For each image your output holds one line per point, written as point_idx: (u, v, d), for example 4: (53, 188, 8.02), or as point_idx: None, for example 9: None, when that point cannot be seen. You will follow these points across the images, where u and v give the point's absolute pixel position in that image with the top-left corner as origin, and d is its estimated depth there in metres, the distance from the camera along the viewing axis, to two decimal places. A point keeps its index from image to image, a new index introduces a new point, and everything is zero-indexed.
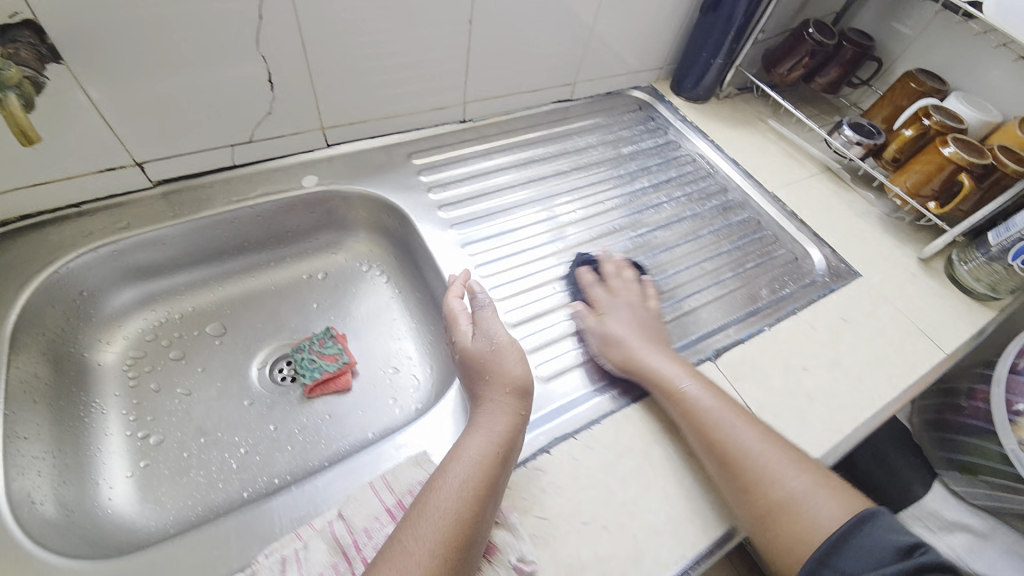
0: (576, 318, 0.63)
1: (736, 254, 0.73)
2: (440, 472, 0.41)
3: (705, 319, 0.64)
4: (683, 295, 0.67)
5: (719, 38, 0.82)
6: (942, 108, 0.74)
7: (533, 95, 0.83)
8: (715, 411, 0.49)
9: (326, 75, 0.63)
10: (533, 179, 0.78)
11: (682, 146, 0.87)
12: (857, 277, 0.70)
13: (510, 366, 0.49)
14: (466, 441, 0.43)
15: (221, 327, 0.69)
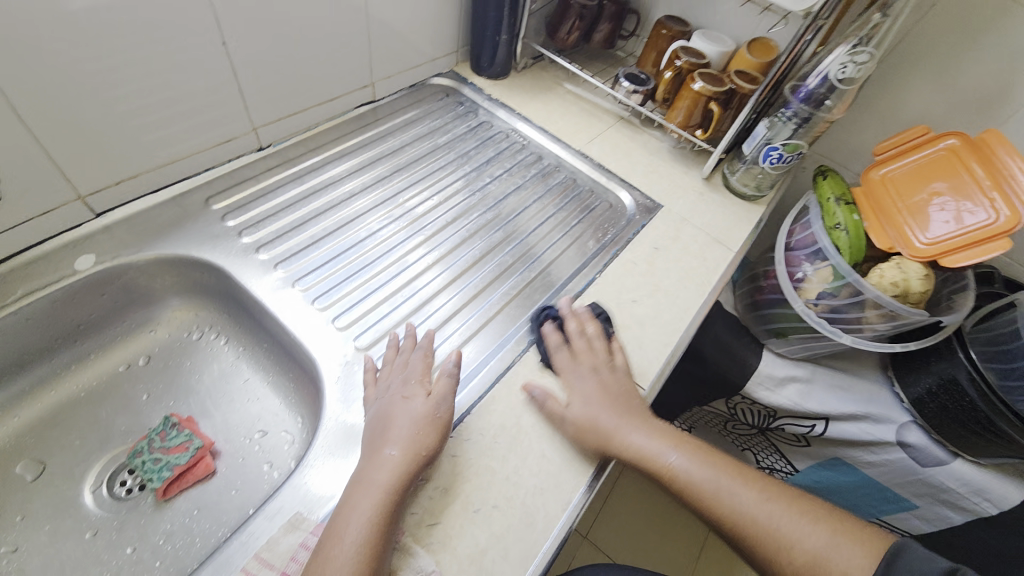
0: (434, 318, 0.63)
1: (562, 215, 0.79)
2: (334, 544, 0.40)
3: (547, 284, 0.69)
4: (523, 268, 0.71)
5: (497, 15, 0.85)
6: (688, 48, 0.86)
7: (331, 104, 0.78)
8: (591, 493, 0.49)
9: (64, 138, 0.53)
10: (353, 193, 0.74)
11: (495, 123, 0.90)
12: (658, 207, 0.81)
13: (428, 431, 0.48)
14: (362, 505, 0.42)
15: (36, 463, 0.57)
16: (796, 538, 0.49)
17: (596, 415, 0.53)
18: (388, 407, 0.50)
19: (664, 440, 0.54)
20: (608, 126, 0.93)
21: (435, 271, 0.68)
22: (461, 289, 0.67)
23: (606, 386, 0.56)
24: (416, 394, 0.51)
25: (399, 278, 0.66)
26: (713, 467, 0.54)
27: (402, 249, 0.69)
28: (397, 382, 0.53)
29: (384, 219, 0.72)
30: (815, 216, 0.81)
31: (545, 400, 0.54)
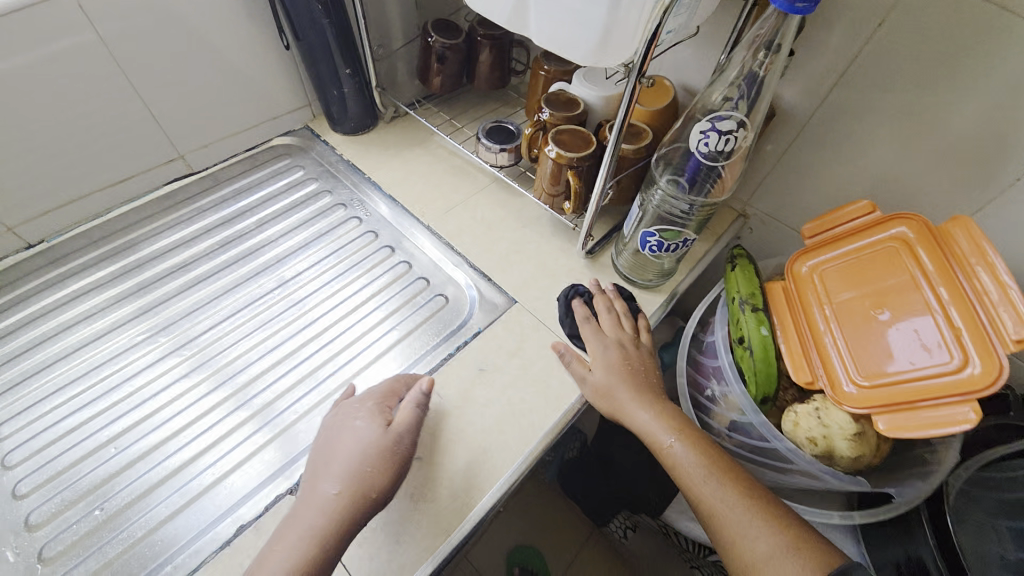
0: (173, 462, 0.51)
1: (391, 309, 0.64)
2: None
3: (322, 419, 0.55)
4: (331, 371, 0.59)
5: (327, 66, 0.71)
6: (558, 95, 0.67)
7: (123, 185, 0.68)
8: (624, 403, 0.52)
9: None
10: (154, 280, 0.65)
11: (337, 191, 0.76)
12: (510, 304, 0.63)
13: (354, 470, 0.44)
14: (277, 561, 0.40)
15: None
16: (745, 536, 0.45)
17: (613, 385, 0.53)
18: (324, 452, 0.47)
19: (666, 423, 0.51)
20: (477, 189, 0.75)
21: (245, 362, 0.59)
22: (201, 430, 0.53)
23: (629, 362, 0.55)
24: (348, 427, 0.48)
25: (151, 403, 0.55)
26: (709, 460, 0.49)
27: (206, 342, 0.60)
28: (327, 423, 0.50)
29: (153, 327, 0.61)
30: (722, 320, 0.60)
31: (571, 363, 0.56)
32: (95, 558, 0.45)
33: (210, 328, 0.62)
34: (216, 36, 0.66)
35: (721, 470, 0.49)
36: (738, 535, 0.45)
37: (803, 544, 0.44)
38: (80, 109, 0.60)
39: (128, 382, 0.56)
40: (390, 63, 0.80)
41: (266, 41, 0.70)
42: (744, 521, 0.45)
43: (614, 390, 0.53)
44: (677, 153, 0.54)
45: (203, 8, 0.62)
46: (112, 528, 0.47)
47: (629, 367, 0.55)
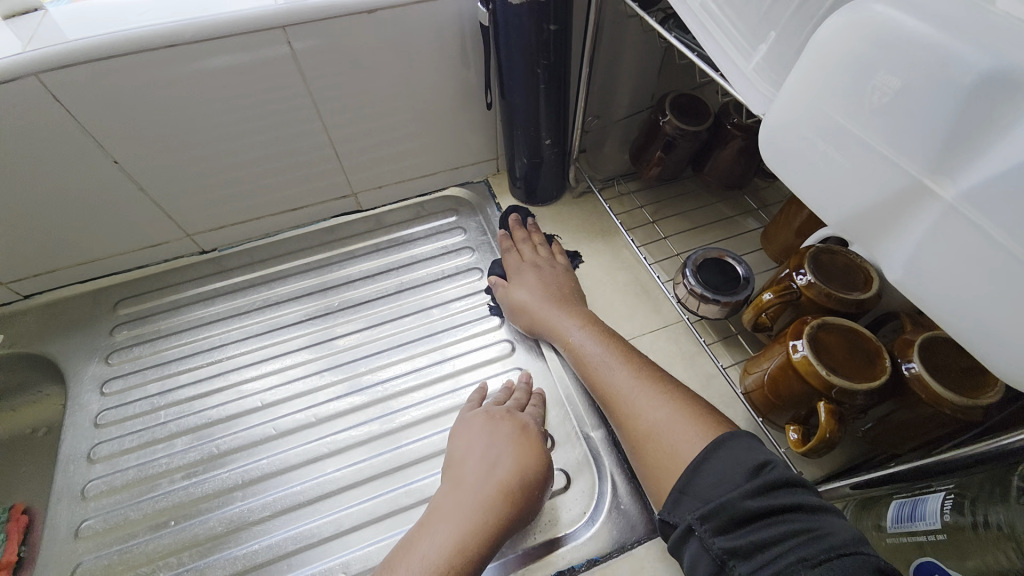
0: (249, 554, 0.45)
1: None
2: (408, 569, 0.36)
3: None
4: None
5: (527, 134, 0.59)
6: (837, 254, 0.43)
7: (295, 213, 0.67)
8: (549, 315, 0.53)
9: None
10: (326, 311, 0.62)
11: (492, 273, 0.64)
12: (653, 535, 0.44)
13: (507, 460, 0.43)
14: (435, 537, 0.38)
15: None
16: (640, 412, 0.41)
17: (530, 302, 0.55)
18: (486, 445, 0.44)
19: (570, 320, 0.52)
20: (657, 326, 0.56)
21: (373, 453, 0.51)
22: (254, 542, 0.46)
23: (547, 281, 0.57)
24: (516, 434, 0.45)
25: (232, 476, 0.49)
26: (609, 346, 0.48)
27: (379, 391, 0.55)
28: (472, 427, 0.47)
29: (289, 375, 0.56)
30: None
31: (496, 290, 0.59)
32: None
33: (318, 401, 0.54)
34: (418, 84, 0.58)
35: (643, 379, 0.43)
36: (627, 413, 0.42)
37: (684, 408, 0.39)
38: (272, 142, 0.58)
39: (218, 441, 0.51)
40: (602, 133, 0.65)
41: (466, 93, 0.61)
42: (645, 400, 0.41)
43: (531, 307, 0.55)
44: None
45: (412, 55, 0.55)
46: None
47: (545, 282, 0.56)
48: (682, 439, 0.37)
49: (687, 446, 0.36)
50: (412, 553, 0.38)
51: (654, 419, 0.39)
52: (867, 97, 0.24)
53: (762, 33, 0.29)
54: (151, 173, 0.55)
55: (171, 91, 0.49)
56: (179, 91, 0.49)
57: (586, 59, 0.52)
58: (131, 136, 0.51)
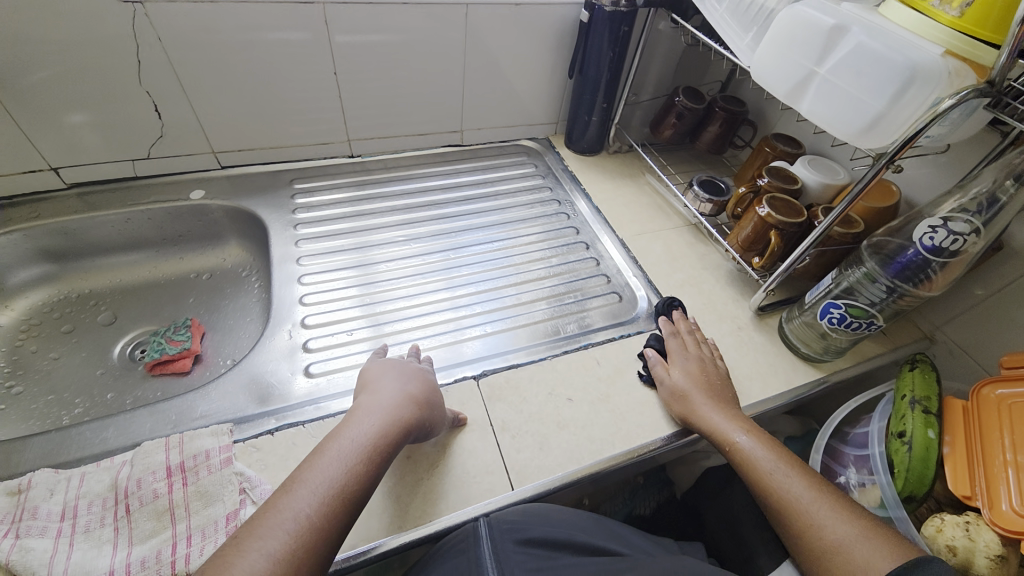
0: (336, 338, 0.65)
1: (509, 304, 0.73)
2: (326, 455, 0.44)
3: (464, 352, 0.66)
4: (483, 320, 0.71)
5: (591, 98, 0.90)
6: (780, 170, 0.76)
7: (420, 138, 0.94)
8: (772, 471, 0.51)
9: (208, 114, 0.77)
10: (360, 212, 0.84)
11: (557, 190, 0.93)
12: (674, 322, 0.72)
13: (410, 387, 0.53)
14: (352, 437, 0.46)
15: (112, 317, 0.79)
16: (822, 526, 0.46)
17: (691, 391, 0.59)
18: (399, 377, 0.54)
19: (736, 423, 0.55)
20: (670, 225, 0.86)
21: (385, 298, 0.72)
22: (419, 313, 0.70)
23: (708, 373, 0.61)
24: (420, 374, 0.56)
25: (372, 287, 0.73)
26: (778, 458, 0.52)
27: (380, 267, 0.76)
28: (394, 362, 0.58)
29: (397, 239, 0.81)
30: (881, 412, 0.62)
31: (655, 365, 0.63)
32: (334, 362, 0.62)
33: (425, 252, 0.80)
34: (526, 60, 0.89)
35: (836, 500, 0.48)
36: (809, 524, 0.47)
37: (877, 535, 0.45)
38: (427, 83, 0.86)
39: (362, 266, 0.76)
40: (631, 109, 0.96)
41: (552, 69, 0.92)
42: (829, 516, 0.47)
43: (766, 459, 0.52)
44: (889, 244, 0.59)
45: (529, 39, 0.86)
46: (349, 347, 0.64)
47: (703, 372, 0.61)
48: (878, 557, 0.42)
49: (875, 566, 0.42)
50: (349, 428, 0.47)
51: (841, 536, 0.45)
52: (796, 35, 0.52)
53: (750, 26, 0.61)
54: (349, 90, 0.82)
55: (387, 38, 0.77)
56: (392, 37, 0.78)
57: (638, 55, 0.84)
58: (352, 61, 0.78)
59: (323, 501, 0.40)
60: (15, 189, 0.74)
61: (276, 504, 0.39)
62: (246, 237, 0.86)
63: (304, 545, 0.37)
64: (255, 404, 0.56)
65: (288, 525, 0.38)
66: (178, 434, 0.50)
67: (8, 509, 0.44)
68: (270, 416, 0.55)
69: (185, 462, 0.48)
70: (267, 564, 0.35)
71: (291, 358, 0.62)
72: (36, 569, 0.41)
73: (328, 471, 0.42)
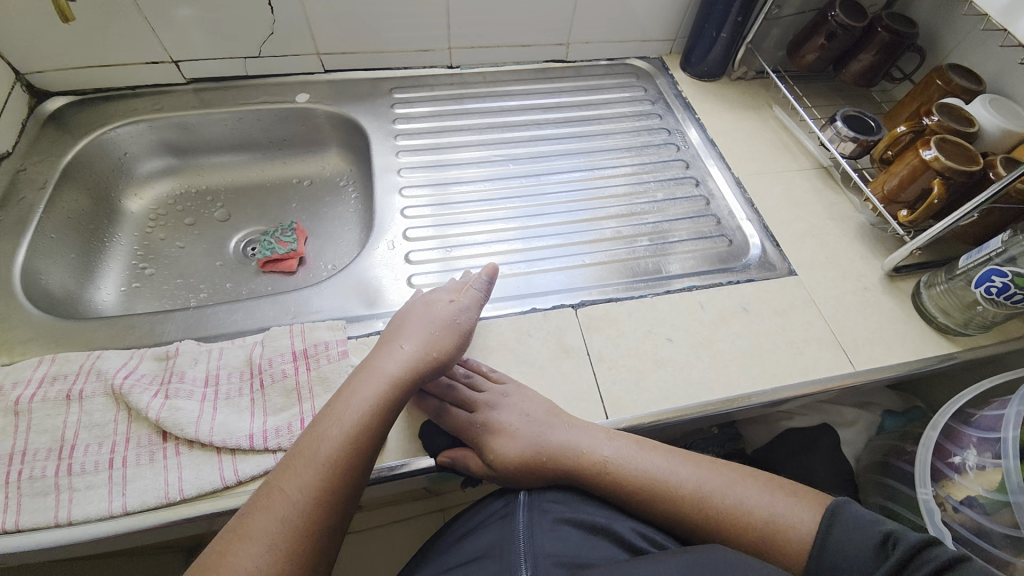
0: (420, 256, 0.65)
1: (584, 240, 0.69)
2: (336, 407, 0.46)
3: (535, 283, 0.64)
4: (560, 254, 0.68)
5: (725, 10, 0.78)
6: (955, 108, 0.63)
7: (522, 50, 0.87)
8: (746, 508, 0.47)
9: (316, 10, 0.74)
10: (440, 129, 0.80)
11: (667, 118, 0.85)
12: (789, 273, 0.66)
13: (426, 331, 0.53)
14: (363, 390, 0.47)
15: (226, 214, 0.84)
16: (830, 571, 0.42)
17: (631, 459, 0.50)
18: (420, 320, 0.54)
19: (682, 469, 0.50)
20: (795, 168, 0.77)
21: (466, 220, 0.70)
22: (513, 239, 0.69)
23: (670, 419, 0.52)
24: (439, 312, 0.55)
25: (465, 206, 0.72)
26: (747, 486, 0.49)
27: (478, 187, 0.74)
28: (423, 300, 0.56)
29: (492, 159, 0.78)
30: (1023, 395, 0.55)
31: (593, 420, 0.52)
32: (434, 276, 0.63)
33: (521, 175, 0.77)
34: None
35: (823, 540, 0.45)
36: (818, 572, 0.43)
37: None
38: None
39: (458, 184, 0.74)
40: (768, 25, 0.83)
41: None
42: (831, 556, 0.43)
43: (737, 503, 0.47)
44: None
45: None
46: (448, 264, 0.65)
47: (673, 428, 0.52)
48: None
49: None
50: (366, 374, 0.48)
51: None
52: None
53: None
54: None
55: None
56: None
57: None
58: None
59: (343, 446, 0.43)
60: (138, 80, 0.78)
61: (298, 455, 0.43)
62: (345, 146, 0.86)
63: (314, 518, 0.40)
64: (363, 306, 0.59)
65: (314, 469, 0.42)
66: (299, 325, 0.54)
67: (159, 371, 0.50)
68: (377, 319, 0.58)
69: (309, 350, 0.52)
70: (274, 555, 0.38)
71: (393, 268, 0.63)
72: (184, 426, 0.46)
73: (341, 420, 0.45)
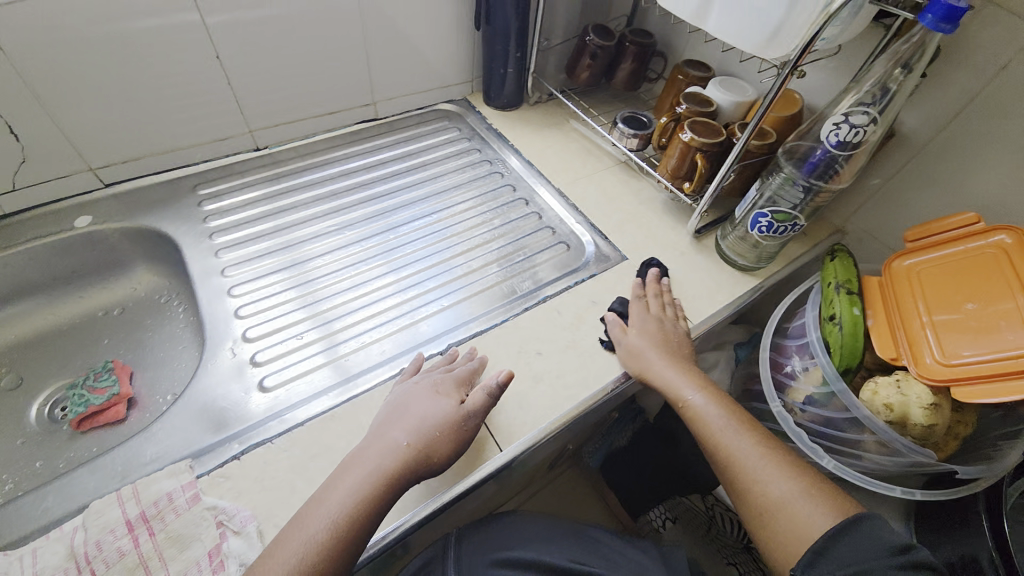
0: (291, 344, 0.61)
1: (455, 276, 0.71)
2: (323, 496, 0.44)
3: (421, 331, 0.64)
4: (436, 296, 0.68)
5: (502, 49, 0.86)
6: (696, 95, 0.78)
7: (329, 117, 0.86)
8: (724, 431, 0.55)
9: (73, 125, 0.66)
10: (279, 209, 0.77)
11: (485, 150, 0.91)
12: (622, 259, 0.74)
13: (416, 418, 0.50)
14: (351, 480, 0.45)
15: (15, 380, 0.69)
16: (767, 484, 0.50)
17: (644, 348, 0.60)
18: (411, 406, 0.51)
19: (689, 381, 0.59)
20: (602, 168, 0.87)
21: (314, 300, 0.66)
22: (369, 303, 0.66)
23: (666, 335, 0.62)
24: (429, 396, 0.52)
25: (309, 286, 0.68)
26: (727, 411, 0.56)
27: (318, 262, 0.71)
28: (410, 388, 0.54)
29: (327, 229, 0.75)
30: (813, 302, 0.67)
31: (612, 328, 0.63)
32: (288, 371, 0.58)
33: (361, 238, 0.75)
34: (428, 17, 0.83)
35: (767, 455, 0.52)
36: (753, 482, 0.51)
37: (814, 490, 0.49)
38: (325, 56, 0.79)
39: (296, 264, 0.70)
40: (544, 56, 0.93)
41: (456, 23, 0.86)
42: (777, 473, 0.51)
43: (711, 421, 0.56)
44: (801, 147, 0.63)
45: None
46: (301, 352, 0.60)
47: (664, 342, 0.62)
48: (819, 517, 0.47)
49: (809, 526, 0.46)
50: (356, 467, 0.46)
51: (784, 492, 0.49)
52: None
53: None
54: (239, 75, 0.73)
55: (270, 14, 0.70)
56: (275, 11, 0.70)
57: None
58: (235, 42, 0.70)
59: (320, 541, 0.41)
60: None
61: (274, 548, 0.41)
62: (156, 259, 0.77)
63: None
64: (212, 432, 0.52)
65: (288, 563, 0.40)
66: (133, 484, 0.46)
67: None
68: (232, 440, 0.51)
69: (152, 508, 0.45)
70: None
71: (240, 376, 0.57)
72: None
73: (323, 511, 0.43)
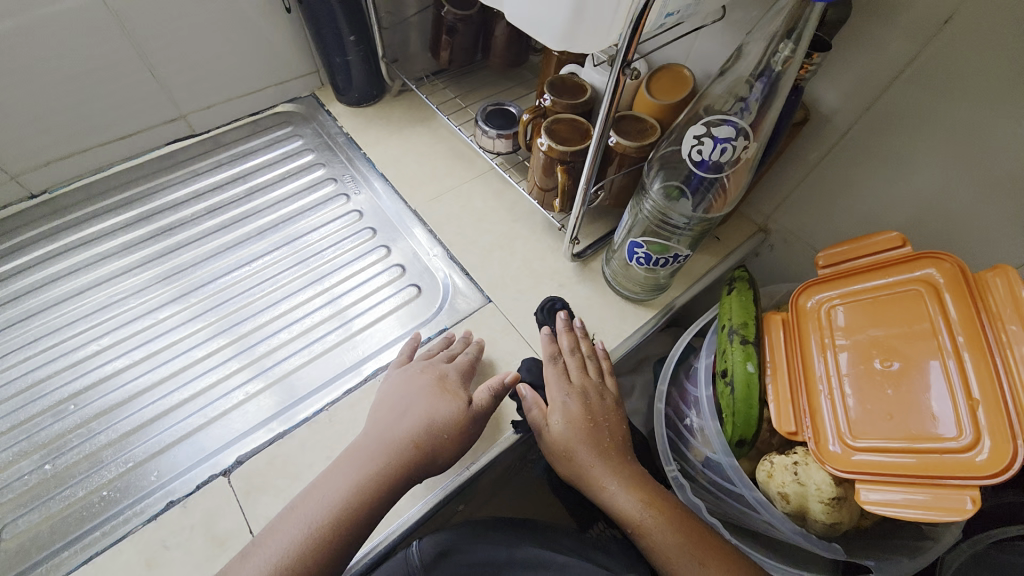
0: (199, 383, 0.54)
1: (367, 291, 0.62)
2: (304, 500, 0.42)
3: (253, 412, 0.52)
4: (239, 382, 0.54)
5: (331, 32, 0.67)
6: (567, 80, 0.60)
7: (124, 143, 0.69)
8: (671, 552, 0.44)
9: None
10: (134, 243, 0.65)
11: (330, 164, 0.74)
12: (483, 303, 0.60)
13: (416, 411, 0.47)
14: (340, 478, 0.43)
15: None
16: None
17: (574, 443, 0.48)
18: (405, 397, 0.48)
19: (628, 481, 0.47)
20: (473, 176, 0.71)
21: (83, 403, 0.54)
22: (151, 400, 0.53)
23: (593, 412, 0.50)
24: (433, 385, 0.49)
25: (78, 384, 0.55)
26: (682, 524, 0.45)
27: (99, 345, 0.57)
28: (407, 377, 0.51)
29: (116, 298, 0.61)
30: (708, 347, 0.54)
31: (530, 408, 0.50)
32: (38, 512, 0.47)
33: (156, 304, 0.60)
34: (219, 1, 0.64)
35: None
36: None
37: None
38: (83, 71, 0.60)
39: (70, 354, 0.57)
40: (401, 31, 0.76)
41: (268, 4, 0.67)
42: None
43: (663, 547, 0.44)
44: (676, 156, 0.48)
45: None
46: (56, 483, 0.49)
47: (588, 417, 0.50)
48: None
49: None
50: (351, 462, 0.44)
51: None
52: None
53: None
54: None
55: None
56: None
57: None
58: None
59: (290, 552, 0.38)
60: None
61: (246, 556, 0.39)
62: None
63: None
64: None
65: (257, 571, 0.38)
66: None
67: None
68: None
69: None
70: None
71: None
72: None
73: (299, 518, 0.40)
